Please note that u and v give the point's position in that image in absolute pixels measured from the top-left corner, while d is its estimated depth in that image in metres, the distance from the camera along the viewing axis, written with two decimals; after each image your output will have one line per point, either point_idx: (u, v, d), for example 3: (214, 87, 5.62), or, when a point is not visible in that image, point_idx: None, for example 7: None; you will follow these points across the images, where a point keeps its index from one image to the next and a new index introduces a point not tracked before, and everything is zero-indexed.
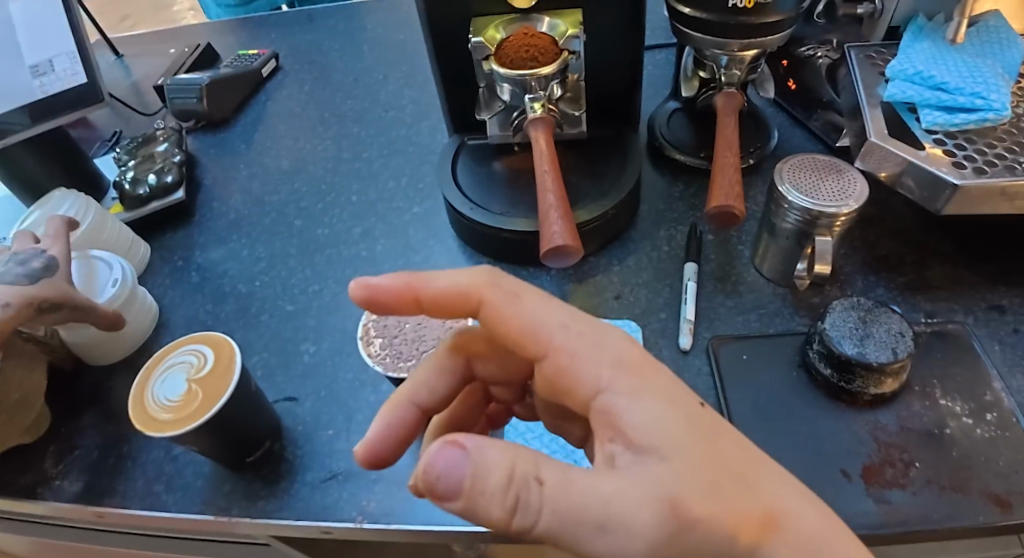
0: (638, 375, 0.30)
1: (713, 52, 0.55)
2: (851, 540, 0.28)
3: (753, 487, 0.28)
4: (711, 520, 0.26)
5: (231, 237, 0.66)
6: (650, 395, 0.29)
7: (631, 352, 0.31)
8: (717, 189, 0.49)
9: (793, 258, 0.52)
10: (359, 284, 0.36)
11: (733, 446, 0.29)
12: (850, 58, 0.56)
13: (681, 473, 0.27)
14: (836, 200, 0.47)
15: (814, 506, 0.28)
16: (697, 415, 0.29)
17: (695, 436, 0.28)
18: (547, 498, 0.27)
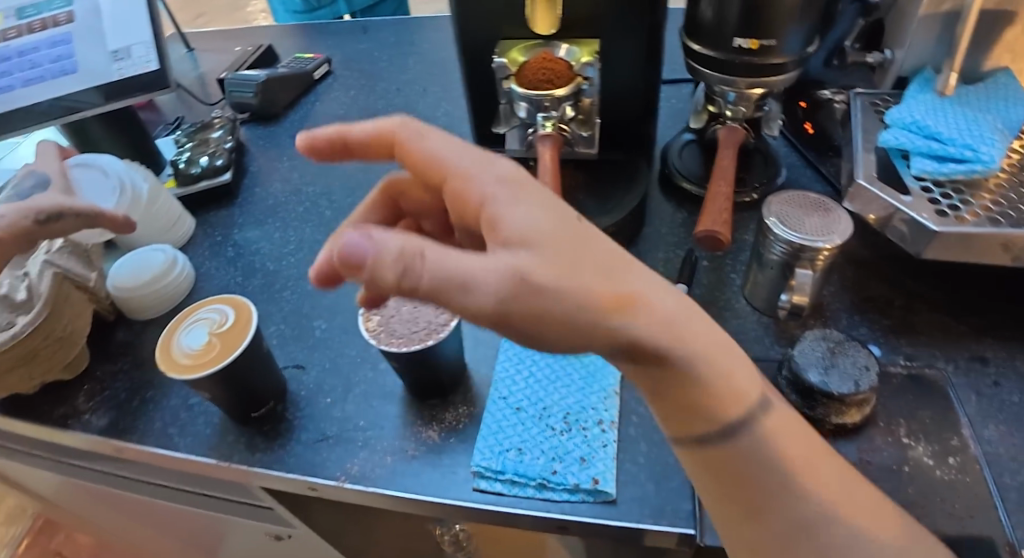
0: (516, 184, 0.34)
1: (721, 89, 0.59)
2: (703, 326, 0.33)
3: (615, 274, 0.31)
4: (575, 291, 0.30)
5: (268, 220, 0.72)
6: (527, 198, 0.33)
7: (515, 171, 0.35)
8: (706, 214, 0.52)
9: (778, 289, 0.54)
10: (303, 135, 0.43)
11: (607, 247, 0.32)
12: (856, 104, 0.59)
13: (542, 255, 0.31)
14: (818, 234, 0.49)
15: (675, 295, 0.33)
16: (573, 222, 0.32)
17: (561, 228, 0.32)
18: (428, 268, 0.30)
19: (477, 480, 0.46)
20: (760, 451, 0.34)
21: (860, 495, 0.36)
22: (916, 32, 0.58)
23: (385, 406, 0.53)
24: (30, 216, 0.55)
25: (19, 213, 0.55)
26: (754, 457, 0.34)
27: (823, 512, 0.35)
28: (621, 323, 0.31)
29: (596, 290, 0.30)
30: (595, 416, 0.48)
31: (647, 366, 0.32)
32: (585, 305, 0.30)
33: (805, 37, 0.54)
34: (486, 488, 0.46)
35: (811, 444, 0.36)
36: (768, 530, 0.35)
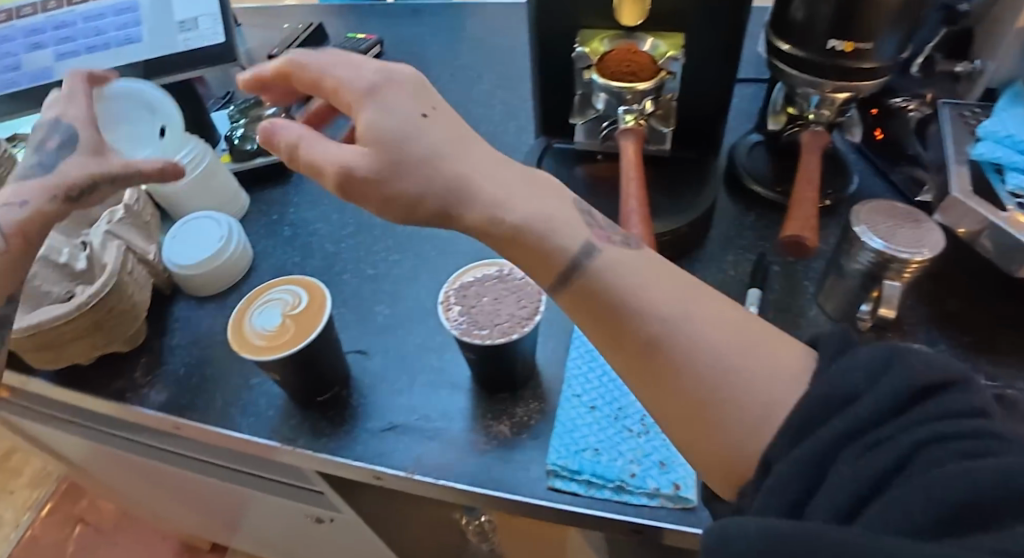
0: (387, 90, 0.36)
1: (804, 90, 0.57)
2: (537, 192, 0.37)
3: (449, 157, 0.35)
4: (405, 174, 0.35)
5: (324, 201, 0.71)
6: (389, 98, 0.35)
7: (380, 68, 0.37)
8: (793, 219, 0.51)
9: (858, 299, 0.53)
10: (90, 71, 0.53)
11: (439, 128, 0.36)
12: (943, 114, 0.57)
13: (391, 153, 0.34)
14: (909, 246, 0.48)
15: (519, 176, 0.37)
16: (419, 116, 0.35)
17: (423, 129, 0.35)
18: (298, 155, 0.37)
19: (552, 478, 0.46)
20: (618, 283, 0.35)
21: (739, 317, 0.35)
22: (1010, 43, 0.58)
23: (452, 397, 0.52)
24: (58, 197, 0.47)
25: (45, 194, 0.47)
26: (619, 292, 0.35)
27: (707, 337, 0.33)
28: (438, 193, 0.35)
29: (416, 174, 0.35)
30: None
31: (487, 239, 0.36)
32: (421, 189, 0.35)
33: (902, 43, 0.53)
34: (561, 487, 0.45)
35: (667, 272, 0.36)
36: (675, 374, 0.33)
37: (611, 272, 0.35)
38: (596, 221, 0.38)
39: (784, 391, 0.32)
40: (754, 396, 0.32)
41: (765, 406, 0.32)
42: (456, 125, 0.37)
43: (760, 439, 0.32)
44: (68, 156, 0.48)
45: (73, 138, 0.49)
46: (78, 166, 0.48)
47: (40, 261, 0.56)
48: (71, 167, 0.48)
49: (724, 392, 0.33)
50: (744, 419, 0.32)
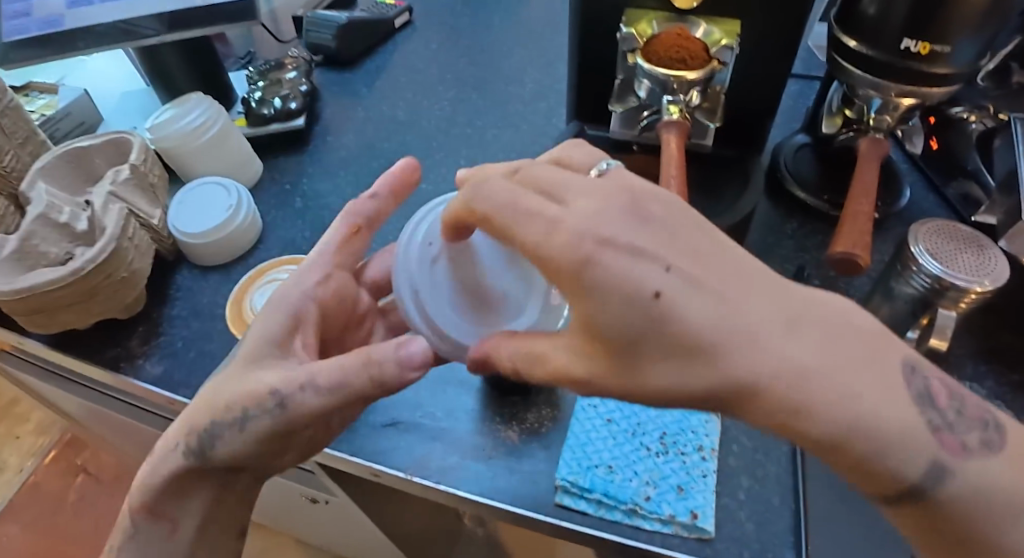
0: (614, 276, 0.28)
1: (866, 93, 0.53)
2: (877, 379, 0.28)
3: (703, 332, 0.28)
4: (628, 363, 0.30)
5: (338, 173, 0.67)
6: (604, 273, 0.28)
7: (576, 226, 0.30)
8: (843, 235, 0.47)
9: (904, 325, 0.49)
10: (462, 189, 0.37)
11: (695, 302, 0.28)
12: (1018, 130, 0.53)
13: (692, 371, 0.28)
14: (970, 274, 0.44)
15: (818, 347, 0.27)
16: (651, 300, 0.28)
17: (707, 338, 0.28)
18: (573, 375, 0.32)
19: (560, 494, 0.43)
20: (975, 497, 0.29)
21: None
22: None
23: (459, 396, 0.49)
24: (188, 437, 0.39)
25: (180, 431, 0.40)
26: (972, 510, 0.28)
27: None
28: (704, 378, 0.28)
29: (635, 352, 0.29)
30: (695, 441, 0.44)
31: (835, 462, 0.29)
32: (666, 380, 0.29)
33: (982, 49, 0.48)
34: (569, 504, 0.42)
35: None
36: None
37: (994, 499, 0.28)
38: (942, 411, 0.29)
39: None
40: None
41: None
42: (706, 291, 0.28)
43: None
44: (221, 370, 0.42)
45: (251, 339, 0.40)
46: (228, 386, 0.39)
47: (38, 220, 0.54)
48: (225, 394, 0.39)
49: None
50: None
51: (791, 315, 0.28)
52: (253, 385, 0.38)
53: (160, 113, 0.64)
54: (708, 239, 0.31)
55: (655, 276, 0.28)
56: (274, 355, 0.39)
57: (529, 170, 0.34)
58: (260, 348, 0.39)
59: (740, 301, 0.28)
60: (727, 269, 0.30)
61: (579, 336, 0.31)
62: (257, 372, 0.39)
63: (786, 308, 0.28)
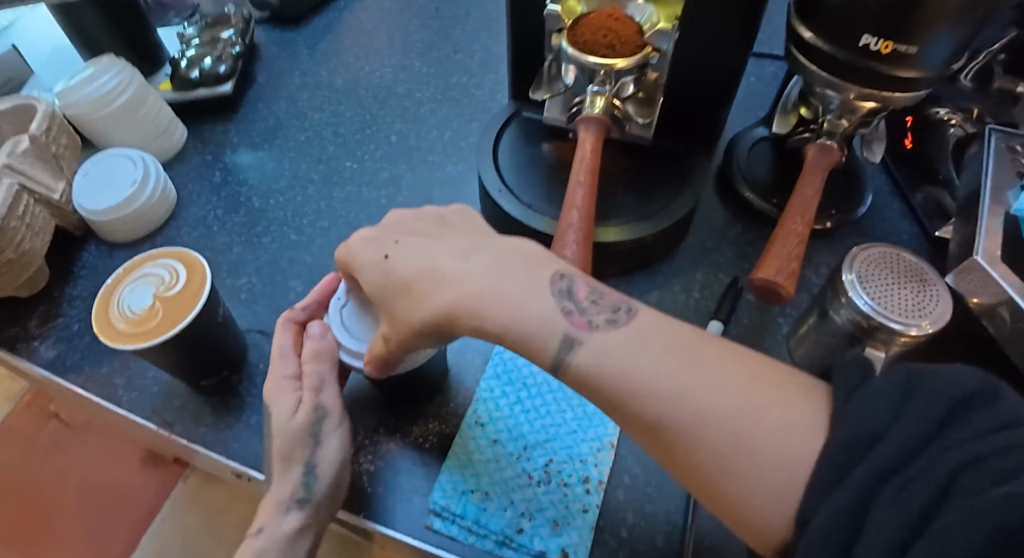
0: (363, 245, 0.39)
1: (823, 92, 0.47)
2: (514, 277, 0.34)
3: (408, 273, 0.36)
4: (387, 308, 0.37)
5: (264, 145, 0.63)
6: (362, 251, 0.38)
7: (351, 236, 0.40)
8: (770, 257, 0.42)
9: (835, 358, 0.45)
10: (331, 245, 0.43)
11: (410, 253, 0.37)
12: (988, 147, 0.47)
13: (416, 304, 0.35)
14: (906, 314, 0.39)
15: (490, 263, 0.35)
16: (381, 264, 0.37)
17: (420, 268, 0.36)
18: (391, 342, 0.37)
19: (431, 518, 0.40)
20: (606, 359, 0.31)
21: (729, 369, 0.30)
22: None
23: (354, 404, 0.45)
24: (288, 501, 0.38)
25: (274, 509, 0.38)
26: (607, 372, 0.31)
27: (698, 405, 0.29)
28: (427, 313, 0.34)
29: (386, 296, 0.37)
30: (581, 473, 0.41)
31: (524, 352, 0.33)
32: (410, 318, 0.35)
33: (957, 50, 0.42)
34: (440, 529, 0.40)
35: (646, 339, 0.31)
36: (636, 426, 0.30)
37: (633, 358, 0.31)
38: (578, 301, 0.33)
39: (806, 448, 0.27)
40: (773, 453, 0.28)
41: (784, 469, 0.27)
42: (419, 247, 0.37)
43: (788, 507, 0.27)
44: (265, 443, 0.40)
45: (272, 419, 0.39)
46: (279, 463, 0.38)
47: None
48: (281, 476, 0.38)
49: (681, 443, 0.29)
50: (745, 482, 0.28)
51: (486, 252, 0.36)
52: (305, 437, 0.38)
53: (77, 72, 0.60)
54: (434, 226, 0.39)
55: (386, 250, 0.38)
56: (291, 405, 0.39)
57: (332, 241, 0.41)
58: (284, 413, 0.39)
59: (434, 250, 0.37)
60: (448, 232, 0.38)
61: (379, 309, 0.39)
62: (297, 430, 0.38)
63: (472, 245, 0.37)
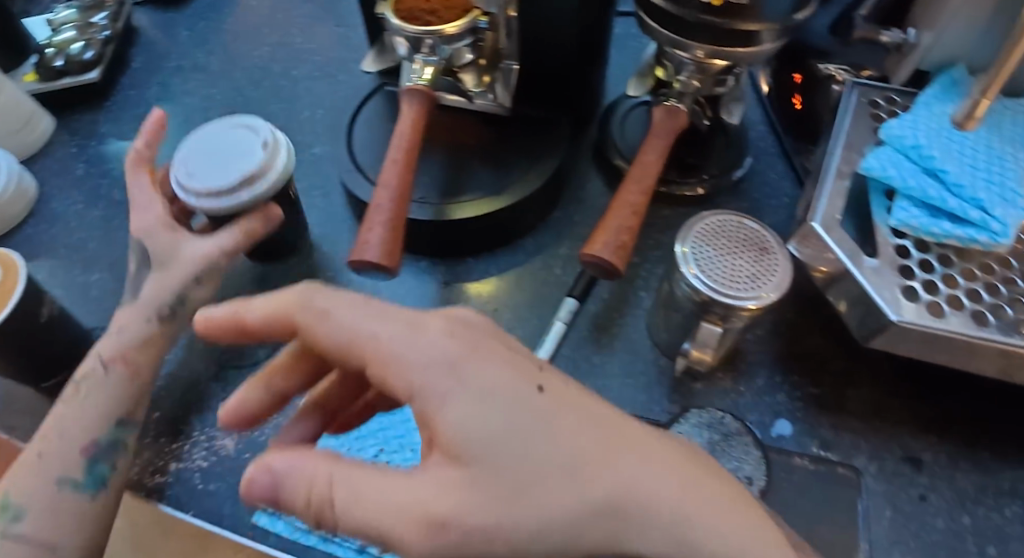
0: (477, 349, 0.26)
1: (673, 53, 0.44)
2: (698, 482, 0.27)
3: (562, 452, 0.25)
4: (499, 489, 0.24)
5: (133, 134, 0.61)
6: (479, 378, 0.25)
7: (443, 349, 0.26)
8: (601, 231, 0.39)
9: (682, 333, 0.43)
10: (198, 317, 0.34)
11: (567, 416, 0.26)
12: (847, 103, 0.44)
13: (563, 493, 0.24)
14: (740, 285, 0.37)
15: (666, 461, 0.27)
16: (533, 395, 0.26)
17: (586, 431, 0.26)
18: (480, 541, 0.24)
19: (257, 514, 0.40)
20: None
21: None
22: (952, 14, 0.41)
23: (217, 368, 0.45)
24: (153, 317, 0.41)
25: (138, 317, 0.41)
26: None
27: None
28: (593, 509, 0.25)
29: (496, 475, 0.24)
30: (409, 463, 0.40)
31: None
32: (546, 505, 0.24)
33: None
34: (265, 525, 0.39)
35: None
36: None
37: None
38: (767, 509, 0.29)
39: None
40: None
41: None
42: (575, 398, 0.27)
43: None
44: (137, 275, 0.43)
45: (145, 255, 0.43)
46: (157, 290, 0.42)
47: None
48: (155, 291, 0.42)
49: None
50: None
51: (650, 433, 0.28)
52: (187, 269, 0.42)
53: None
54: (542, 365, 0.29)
55: (527, 382, 0.26)
56: (171, 243, 0.43)
57: (333, 309, 0.29)
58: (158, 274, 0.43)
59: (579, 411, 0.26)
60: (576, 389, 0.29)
61: (441, 459, 0.25)
62: (180, 264, 0.42)
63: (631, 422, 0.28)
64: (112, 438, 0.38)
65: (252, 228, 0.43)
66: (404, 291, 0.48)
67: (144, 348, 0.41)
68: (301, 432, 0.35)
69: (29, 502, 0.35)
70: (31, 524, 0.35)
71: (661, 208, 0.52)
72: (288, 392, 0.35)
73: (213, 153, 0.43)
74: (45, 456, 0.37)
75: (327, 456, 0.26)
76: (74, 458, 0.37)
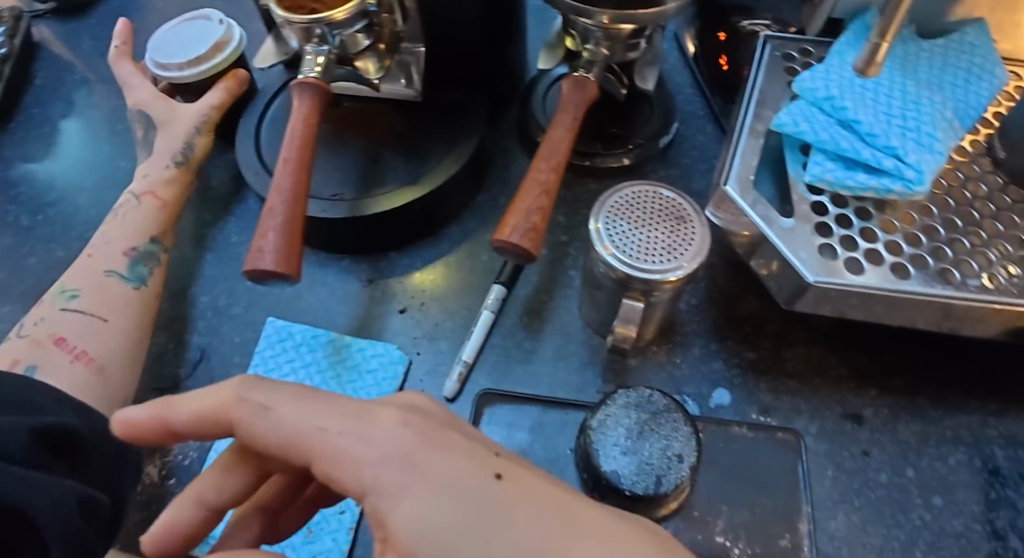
0: (425, 437, 0.25)
1: (579, 21, 0.42)
2: None
3: (522, 543, 0.22)
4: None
5: (38, 155, 0.58)
6: (426, 470, 0.24)
7: (398, 443, 0.25)
8: (511, 214, 0.37)
9: (609, 310, 0.41)
10: (116, 422, 0.31)
11: (525, 507, 0.23)
12: (760, 58, 0.43)
13: None
14: (655, 258, 0.36)
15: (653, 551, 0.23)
16: (485, 482, 0.24)
17: (546, 522, 0.23)
18: None
19: None
20: None
21: None
22: None
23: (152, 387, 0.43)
24: (168, 163, 0.48)
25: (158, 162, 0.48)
26: None
27: None
28: None
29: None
30: None
31: None
32: None
33: None
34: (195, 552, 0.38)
35: None
36: None
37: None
38: None
39: None
40: None
41: None
42: (535, 485, 0.24)
43: None
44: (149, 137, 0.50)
45: (149, 119, 0.50)
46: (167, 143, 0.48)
47: None
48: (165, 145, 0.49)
49: None
50: None
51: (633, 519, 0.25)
52: (186, 121, 0.49)
53: None
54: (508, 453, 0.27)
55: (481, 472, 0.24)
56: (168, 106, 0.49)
57: (273, 405, 0.27)
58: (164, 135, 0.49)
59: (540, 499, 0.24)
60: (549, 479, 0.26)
61: None
62: (183, 122, 0.49)
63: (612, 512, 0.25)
64: (149, 247, 0.45)
65: (233, 87, 0.49)
66: (327, 293, 0.46)
67: (168, 184, 0.48)
68: (244, 539, 0.32)
69: (81, 286, 0.43)
70: (85, 301, 0.43)
71: (587, 182, 0.50)
72: (225, 508, 0.31)
73: (182, 36, 0.50)
74: (96, 255, 0.45)
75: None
76: (119, 257, 0.45)
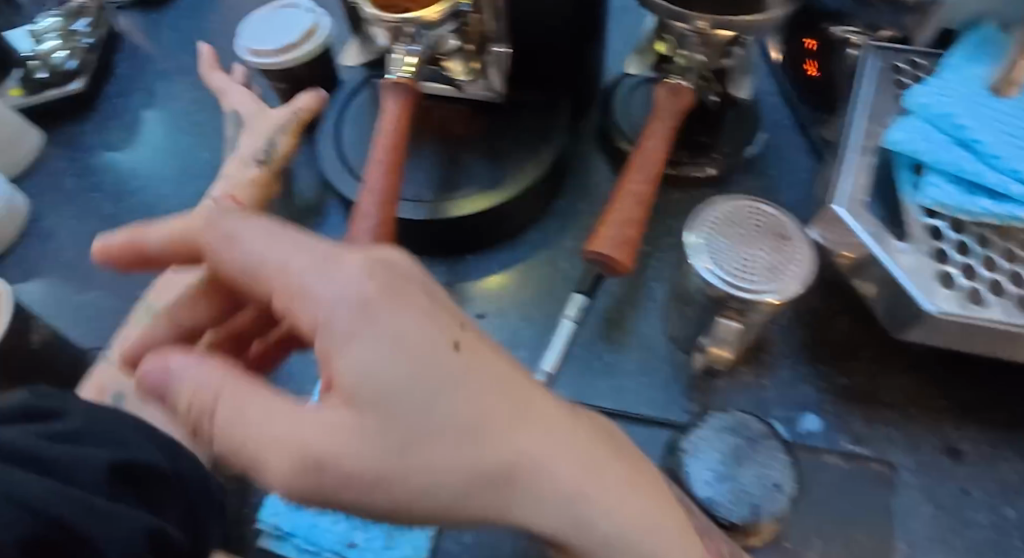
0: (395, 292, 0.24)
1: (675, 26, 0.40)
2: (619, 477, 0.25)
3: (465, 412, 0.23)
4: (395, 436, 0.22)
5: (122, 144, 0.59)
6: (393, 327, 0.23)
7: (369, 293, 0.23)
8: (604, 226, 0.36)
9: (698, 326, 0.40)
10: (93, 244, 0.32)
11: (480, 378, 0.23)
12: (866, 70, 0.41)
13: (457, 459, 0.23)
14: (757, 277, 0.34)
15: (578, 447, 0.25)
16: (444, 351, 0.23)
17: (493, 397, 0.24)
18: (371, 489, 0.23)
19: (262, 537, 0.37)
20: None
21: None
22: None
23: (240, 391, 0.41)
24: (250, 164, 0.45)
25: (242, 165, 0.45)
26: None
27: None
28: (496, 487, 0.24)
29: (399, 424, 0.22)
30: None
31: None
32: (439, 468, 0.23)
33: None
34: (273, 549, 0.37)
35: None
36: None
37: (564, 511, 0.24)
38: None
39: None
40: None
41: None
42: (486, 360, 0.24)
43: None
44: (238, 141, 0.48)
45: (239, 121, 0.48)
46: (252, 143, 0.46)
47: None
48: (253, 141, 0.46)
49: None
50: None
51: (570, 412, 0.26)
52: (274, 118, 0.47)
53: None
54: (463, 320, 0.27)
55: (442, 332, 0.24)
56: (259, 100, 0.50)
57: (239, 236, 0.26)
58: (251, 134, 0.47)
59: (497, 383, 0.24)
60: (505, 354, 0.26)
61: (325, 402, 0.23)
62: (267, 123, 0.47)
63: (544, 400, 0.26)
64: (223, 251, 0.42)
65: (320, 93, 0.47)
66: None
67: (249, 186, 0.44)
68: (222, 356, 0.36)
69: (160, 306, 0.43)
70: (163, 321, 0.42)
71: (669, 191, 0.49)
72: (193, 329, 0.33)
73: (275, 24, 0.51)
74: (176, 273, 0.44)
75: (221, 369, 0.25)
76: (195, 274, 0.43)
